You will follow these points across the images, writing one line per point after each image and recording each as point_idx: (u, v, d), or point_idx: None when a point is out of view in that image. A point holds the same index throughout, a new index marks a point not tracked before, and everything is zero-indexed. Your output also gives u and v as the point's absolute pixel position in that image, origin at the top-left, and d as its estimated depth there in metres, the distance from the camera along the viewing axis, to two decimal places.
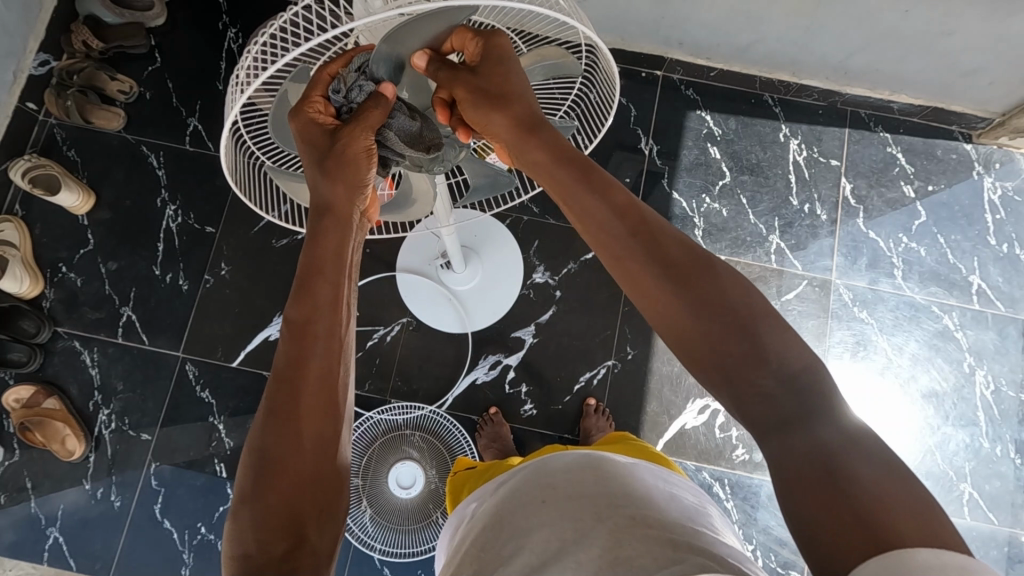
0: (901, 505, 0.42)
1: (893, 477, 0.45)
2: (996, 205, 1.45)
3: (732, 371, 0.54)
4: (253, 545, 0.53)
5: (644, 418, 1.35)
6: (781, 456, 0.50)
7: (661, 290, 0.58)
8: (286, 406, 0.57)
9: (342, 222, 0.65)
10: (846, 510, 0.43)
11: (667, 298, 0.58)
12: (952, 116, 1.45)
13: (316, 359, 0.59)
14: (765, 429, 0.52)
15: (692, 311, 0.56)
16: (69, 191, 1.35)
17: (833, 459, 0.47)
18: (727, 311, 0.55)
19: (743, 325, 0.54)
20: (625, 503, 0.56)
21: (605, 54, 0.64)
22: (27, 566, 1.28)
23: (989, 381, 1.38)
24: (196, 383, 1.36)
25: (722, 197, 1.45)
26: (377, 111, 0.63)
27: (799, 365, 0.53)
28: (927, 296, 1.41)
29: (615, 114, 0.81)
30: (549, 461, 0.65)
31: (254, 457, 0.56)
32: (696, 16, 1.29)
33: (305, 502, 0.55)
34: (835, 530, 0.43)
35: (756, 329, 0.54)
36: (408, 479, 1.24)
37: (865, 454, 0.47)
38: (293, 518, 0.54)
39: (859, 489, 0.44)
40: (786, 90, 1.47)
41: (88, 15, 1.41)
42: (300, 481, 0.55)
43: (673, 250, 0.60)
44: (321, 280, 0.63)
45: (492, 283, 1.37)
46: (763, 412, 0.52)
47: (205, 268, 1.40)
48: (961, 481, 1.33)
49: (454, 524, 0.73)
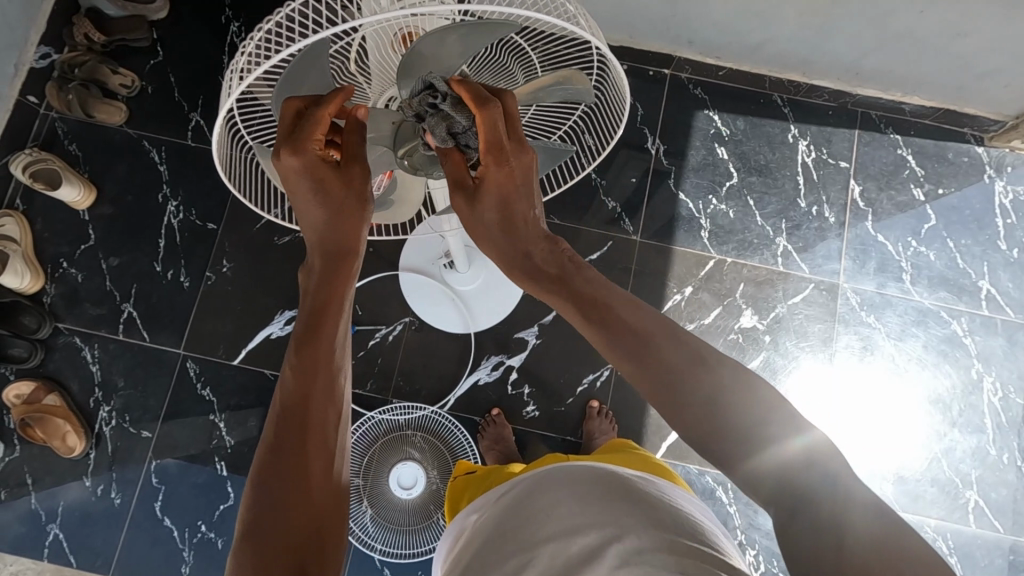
0: (887, 546, 0.48)
1: (877, 515, 0.50)
2: (1007, 209, 1.43)
3: (676, 399, 0.58)
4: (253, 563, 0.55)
5: (648, 420, 1.34)
6: (756, 478, 0.54)
7: (626, 350, 0.60)
8: (296, 439, 0.60)
9: (345, 261, 0.69)
10: (830, 543, 0.49)
11: (626, 348, 0.61)
12: (964, 118, 1.42)
13: (319, 401, 0.62)
14: (749, 444, 0.55)
15: (655, 353, 0.60)
16: (70, 185, 1.34)
17: (812, 485, 0.52)
18: (691, 358, 0.59)
19: (703, 361, 0.59)
20: (615, 500, 0.59)
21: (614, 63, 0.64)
22: (29, 562, 1.28)
23: (997, 388, 1.37)
24: (197, 380, 1.35)
25: (730, 198, 1.43)
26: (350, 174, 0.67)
27: (759, 395, 0.57)
28: (936, 301, 1.40)
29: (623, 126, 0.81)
30: (558, 472, 0.65)
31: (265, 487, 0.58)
32: (708, 13, 1.27)
33: (320, 535, 0.58)
34: (818, 553, 0.49)
35: (714, 358, 0.60)
36: (410, 480, 1.23)
37: (839, 475, 0.53)
38: (311, 532, 0.57)
39: (844, 523, 0.50)
40: (796, 90, 1.45)
41: (90, 7, 1.39)
42: (302, 524, 0.57)
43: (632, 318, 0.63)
44: (323, 327, 0.65)
45: (495, 283, 1.36)
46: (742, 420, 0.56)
47: (207, 265, 1.39)
48: (968, 489, 1.32)
49: (454, 535, 0.72)
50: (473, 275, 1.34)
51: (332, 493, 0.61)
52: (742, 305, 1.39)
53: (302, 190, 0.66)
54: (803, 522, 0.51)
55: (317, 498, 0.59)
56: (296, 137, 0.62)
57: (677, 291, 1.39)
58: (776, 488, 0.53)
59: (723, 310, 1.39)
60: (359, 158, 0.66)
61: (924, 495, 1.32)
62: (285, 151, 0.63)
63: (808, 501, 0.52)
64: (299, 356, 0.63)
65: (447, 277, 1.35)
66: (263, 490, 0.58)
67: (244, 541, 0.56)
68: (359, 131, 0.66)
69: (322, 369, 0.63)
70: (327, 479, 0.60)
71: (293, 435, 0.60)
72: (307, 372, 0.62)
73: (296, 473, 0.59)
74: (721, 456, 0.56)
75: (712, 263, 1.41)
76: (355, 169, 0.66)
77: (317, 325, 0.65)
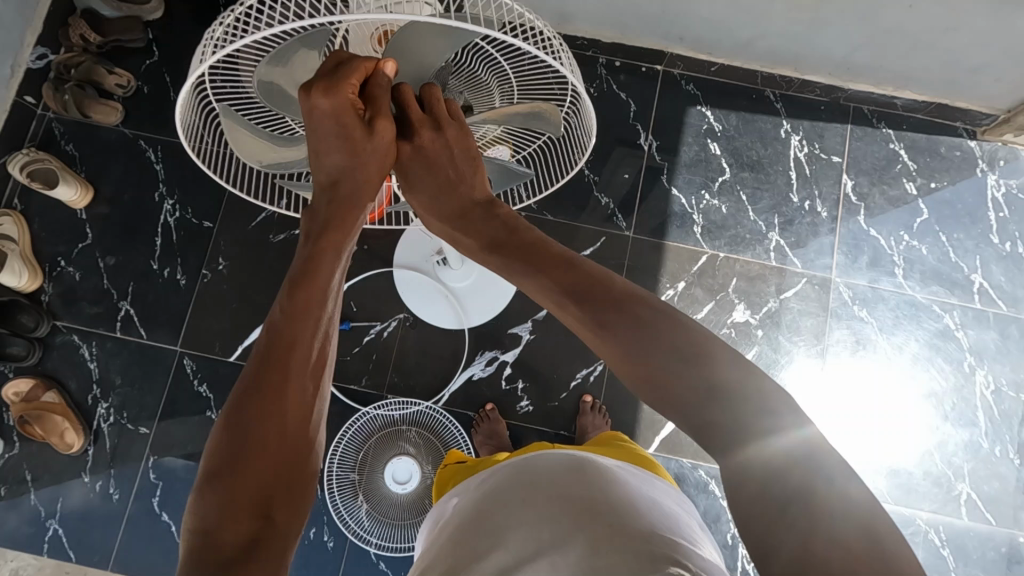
0: (870, 545, 0.48)
1: (858, 513, 0.50)
2: (1000, 202, 1.43)
3: (658, 386, 0.61)
4: (216, 508, 0.59)
5: (642, 415, 1.35)
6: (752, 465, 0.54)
7: (617, 345, 0.64)
8: (274, 380, 0.64)
9: (349, 212, 0.75)
10: (813, 538, 0.48)
11: (617, 327, 0.64)
12: (956, 112, 1.43)
13: (302, 344, 0.66)
14: (737, 436, 0.56)
15: (636, 341, 0.63)
16: (67, 185, 1.35)
17: (805, 482, 0.52)
18: (670, 343, 0.62)
19: (687, 359, 0.60)
20: (592, 487, 0.60)
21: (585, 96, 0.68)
22: (29, 557, 1.29)
23: (990, 381, 1.37)
24: (193, 377, 1.37)
25: (723, 194, 1.44)
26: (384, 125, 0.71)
27: (747, 374, 0.59)
28: (929, 295, 1.40)
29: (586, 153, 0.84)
30: (534, 460, 0.66)
31: (233, 434, 0.62)
32: (698, 10, 1.27)
33: (276, 493, 0.62)
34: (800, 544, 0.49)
35: (705, 359, 0.60)
36: (404, 475, 1.24)
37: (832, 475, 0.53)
38: (275, 488, 0.62)
39: (830, 520, 0.49)
40: (787, 86, 1.45)
41: (86, 8, 1.40)
42: (271, 465, 0.62)
43: (590, 273, 0.70)
44: (317, 274, 0.70)
45: (488, 280, 1.36)
46: (724, 418, 0.57)
47: (203, 264, 1.40)
48: (960, 482, 1.33)
49: (434, 518, 0.74)
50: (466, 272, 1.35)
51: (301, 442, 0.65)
52: (734, 300, 1.39)
53: (327, 128, 0.71)
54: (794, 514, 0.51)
55: (287, 439, 0.64)
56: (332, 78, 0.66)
57: (670, 286, 1.40)
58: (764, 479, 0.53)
59: (716, 305, 1.39)
60: (386, 113, 0.70)
61: (917, 488, 1.32)
62: (319, 90, 0.67)
63: (795, 493, 0.52)
64: (290, 299, 0.67)
65: (440, 274, 1.35)
66: (238, 425, 0.62)
67: (213, 475, 0.61)
68: (386, 88, 0.70)
69: (310, 314, 0.68)
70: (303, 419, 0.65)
71: (272, 379, 0.64)
72: (295, 317, 0.67)
73: (273, 413, 0.63)
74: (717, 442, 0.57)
75: (704, 258, 1.41)
76: (381, 122, 0.71)
77: (312, 272, 0.70)
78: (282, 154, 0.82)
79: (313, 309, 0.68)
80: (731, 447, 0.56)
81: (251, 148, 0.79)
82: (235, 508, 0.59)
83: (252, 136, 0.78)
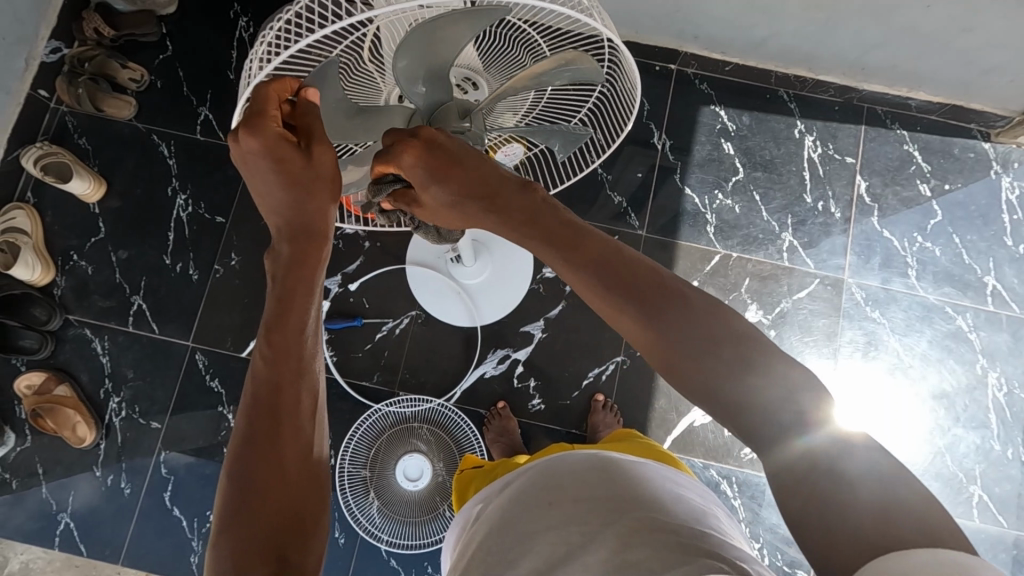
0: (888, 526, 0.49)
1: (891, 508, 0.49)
2: (1014, 204, 1.43)
3: (670, 372, 0.63)
4: (231, 559, 0.58)
5: (653, 414, 1.35)
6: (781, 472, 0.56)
7: (637, 324, 0.64)
8: (263, 427, 0.65)
9: (315, 247, 0.73)
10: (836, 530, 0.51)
11: (633, 312, 0.64)
12: (970, 113, 1.43)
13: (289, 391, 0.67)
14: (766, 433, 0.58)
15: (645, 330, 0.63)
16: (81, 179, 1.35)
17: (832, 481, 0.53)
18: (698, 334, 0.61)
19: (716, 345, 0.61)
20: (617, 486, 0.60)
21: (626, 54, 0.67)
22: (40, 550, 1.30)
23: (1002, 383, 1.37)
24: (205, 372, 1.37)
25: (735, 194, 1.44)
26: (322, 151, 0.68)
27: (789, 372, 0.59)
28: (941, 297, 1.40)
29: (634, 119, 0.83)
30: (557, 462, 0.67)
31: (231, 485, 0.62)
32: (713, 10, 1.27)
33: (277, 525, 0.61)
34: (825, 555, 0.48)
35: (728, 351, 0.60)
36: (415, 472, 1.25)
37: (849, 476, 0.52)
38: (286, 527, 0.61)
39: (850, 510, 0.51)
40: (801, 86, 1.45)
41: (100, 2, 1.40)
42: (273, 512, 0.61)
43: (627, 270, 0.66)
44: (293, 312, 0.70)
45: (501, 278, 1.36)
46: (740, 411, 0.59)
47: (215, 259, 1.40)
48: (971, 483, 1.33)
49: (462, 525, 0.74)
50: (480, 268, 1.35)
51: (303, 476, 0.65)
52: (747, 300, 1.39)
53: (261, 167, 0.68)
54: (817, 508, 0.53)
55: (290, 473, 0.64)
56: (250, 117, 0.64)
57: None
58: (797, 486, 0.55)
59: (728, 305, 1.39)
60: (321, 137, 0.68)
61: None
62: (241, 132, 0.65)
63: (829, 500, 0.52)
64: (268, 346, 0.68)
65: (454, 271, 1.35)
66: (238, 478, 0.63)
67: (223, 531, 0.60)
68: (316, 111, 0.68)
69: (290, 359, 0.68)
70: (301, 454, 0.65)
71: (264, 421, 0.65)
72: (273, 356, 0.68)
73: (271, 454, 0.64)
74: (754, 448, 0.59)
75: (717, 258, 1.41)
76: (317, 147, 0.67)
77: (284, 316, 0.69)
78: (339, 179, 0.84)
79: (295, 355, 0.68)
80: (763, 444, 0.58)
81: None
82: (251, 553, 0.59)
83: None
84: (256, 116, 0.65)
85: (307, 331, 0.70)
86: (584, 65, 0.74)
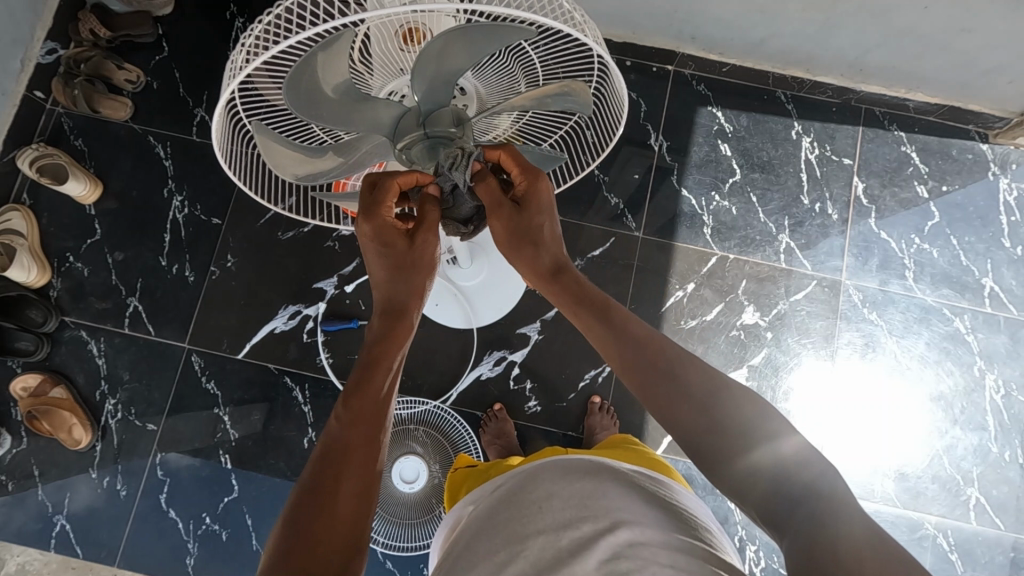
0: (877, 539, 0.50)
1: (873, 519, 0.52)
2: (1012, 205, 1.43)
3: (663, 404, 0.64)
4: None
5: (650, 417, 1.35)
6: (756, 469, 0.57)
7: (625, 347, 0.69)
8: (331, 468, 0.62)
9: (401, 321, 0.76)
10: (826, 537, 0.51)
11: (632, 348, 0.69)
12: (969, 115, 1.42)
13: (357, 440, 0.65)
14: (749, 437, 0.59)
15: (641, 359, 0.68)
16: (76, 180, 1.35)
17: (813, 482, 0.55)
18: (688, 364, 0.66)
19: (701, 368, 0.65)
20: (610, 493, 0.60)
21: (614, 70, 0.67)
22: (35, 552, 1.29)
23: (1000, 385, 1.37)
24: (201, 374, 1.37)
25: (733, 195, 1.43)
26: (428, 238, 0.78)
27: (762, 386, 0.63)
28: (939, 298, 1.40)
29: (621, 130, 0.83)
30: (546, 466, 0.66)
31: (286, 525, 0.59)
32: (710, 10, 1.27)
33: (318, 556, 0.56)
34: (811, 550, 0.51)
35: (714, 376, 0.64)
36: (411, 475, 1.25)
37: (836, 483, 0.55)
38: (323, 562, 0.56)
39: (837, 517, 0.52)
40: (799, 87, 1.45)
41: (96, 3, 1.40)
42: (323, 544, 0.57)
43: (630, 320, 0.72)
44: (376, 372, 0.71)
45: (498, 283, 1.35)
46: (721, 419, 0.60)
47: (211, 260, 1.40)
48: (969, 486, 1.32)
49: (450, 525, 0.74)
50: (476, 271, 1.33)
51: (354, 524, 0.60)
52: (744, 302, 1.39)
53: (372, 252, 0.78)
54: (800, 516, 0.54)
55: (344, 515, 0.60)
56: (369, 206, 0.76)
57: (679, 287, 1.39)
58: (774, 489, 0.56)
59: (725, 306, 1.39)
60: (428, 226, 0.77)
61: (925, 492, 1.32)
62: (359, 219, 0.76)
63: (803, 500, 0.54)
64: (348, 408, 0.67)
65: (450, 273, 1.32)
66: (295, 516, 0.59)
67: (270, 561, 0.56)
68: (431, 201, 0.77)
69: (366, 413, 0.67)
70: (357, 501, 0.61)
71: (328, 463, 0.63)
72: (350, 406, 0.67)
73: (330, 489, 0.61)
74: (713, 454, 0.60)
75: (714, 260, 1.41)
76: (421, 234, 0.77)
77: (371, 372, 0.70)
78: (313, 165, 0.82)
79: (371, 411, 0.67)
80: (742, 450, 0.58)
81: (289, 164, 0.81)
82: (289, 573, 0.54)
83: (286, 151, 0.80)
84: (375, 205, 0.76)
85: (384, 394, 0.70)
86: (581, 97, 0.77)
